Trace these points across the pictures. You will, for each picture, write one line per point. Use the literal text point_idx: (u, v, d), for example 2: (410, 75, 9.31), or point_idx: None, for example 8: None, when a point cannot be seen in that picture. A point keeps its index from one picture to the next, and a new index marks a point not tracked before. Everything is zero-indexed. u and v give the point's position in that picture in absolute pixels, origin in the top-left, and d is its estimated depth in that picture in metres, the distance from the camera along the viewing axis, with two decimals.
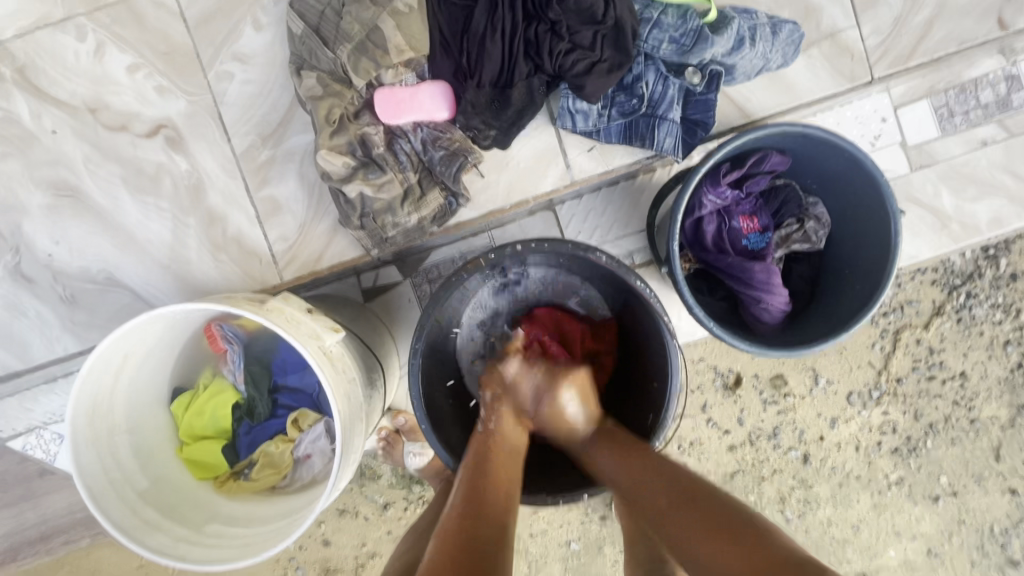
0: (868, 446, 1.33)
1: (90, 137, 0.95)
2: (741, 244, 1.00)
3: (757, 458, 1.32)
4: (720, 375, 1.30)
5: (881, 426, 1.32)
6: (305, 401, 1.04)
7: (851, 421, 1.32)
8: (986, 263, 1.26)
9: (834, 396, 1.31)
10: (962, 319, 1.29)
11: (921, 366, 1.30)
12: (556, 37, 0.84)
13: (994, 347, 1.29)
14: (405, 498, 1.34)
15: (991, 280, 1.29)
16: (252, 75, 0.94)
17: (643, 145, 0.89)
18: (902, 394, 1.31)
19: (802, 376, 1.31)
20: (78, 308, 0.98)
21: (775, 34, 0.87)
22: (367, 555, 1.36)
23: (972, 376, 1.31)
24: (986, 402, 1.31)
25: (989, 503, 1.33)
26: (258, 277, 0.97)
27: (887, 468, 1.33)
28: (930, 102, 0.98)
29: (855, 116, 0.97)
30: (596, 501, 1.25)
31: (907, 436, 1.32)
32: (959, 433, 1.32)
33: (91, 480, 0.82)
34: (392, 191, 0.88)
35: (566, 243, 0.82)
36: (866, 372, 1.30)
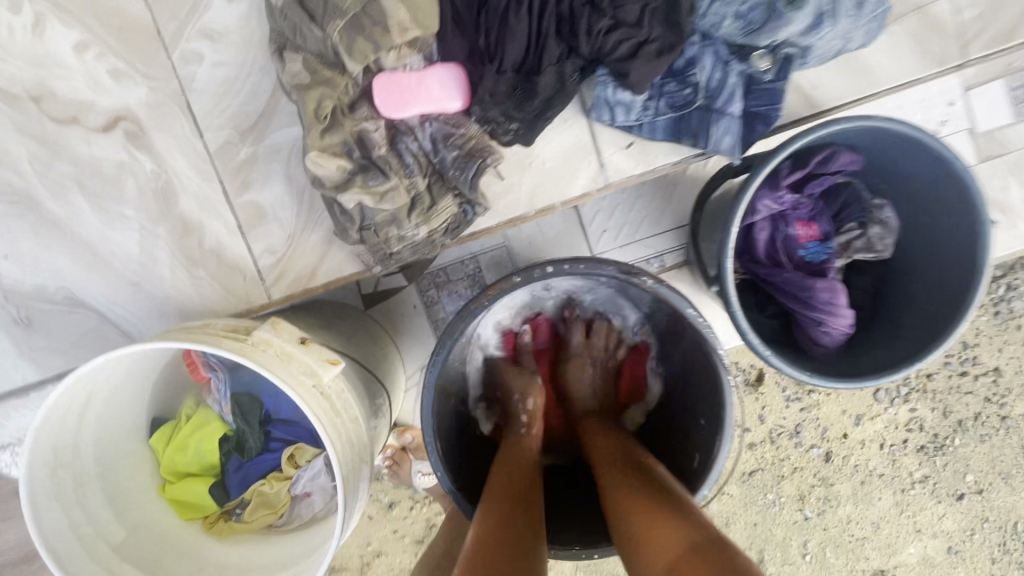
0: (892, 443, 1.24)
1: (34, 132, 0.80)
2: (798, 255, 0.87)
3: (777, 457, 1.24)
4: (740, 372, 1.21)
5: (908, 423, 1.23)
6: (303, 435, 0.90)
7: (876, 418, 1.23)
8: None
9: (861, 390, 1.23)
10: (1000, 312, 1.19)
11: (953, 361, 1.20)
12: (595, 13, 0.69)
13: None
14: (411, 497, 1.26)
15: None
16: (225, 55, 0.79)
17: (695, 144, 0.75)
18: (932, 390, 1.22)
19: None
20: (36, 332, 0.85)
21: (863, 5, 0.71)
22: (373, 553, 1.28)
23: (1006, 371, 1.20)
24: (1021, 398, 1.21)
25: (1015, 501, 1.23)
26: (243, 295, 0.84)
27: (911, 465, 1.24)
28: (1006, 83, 0.83)
29: (921, 98, 0.82)
30: None
31: (934, 434, 1.23)
32: (988, 430, 1.22)
33: (57, 541, 0.72)
34: (396, 201, 0.74)
35: (608, 264, 0.73)
36: None
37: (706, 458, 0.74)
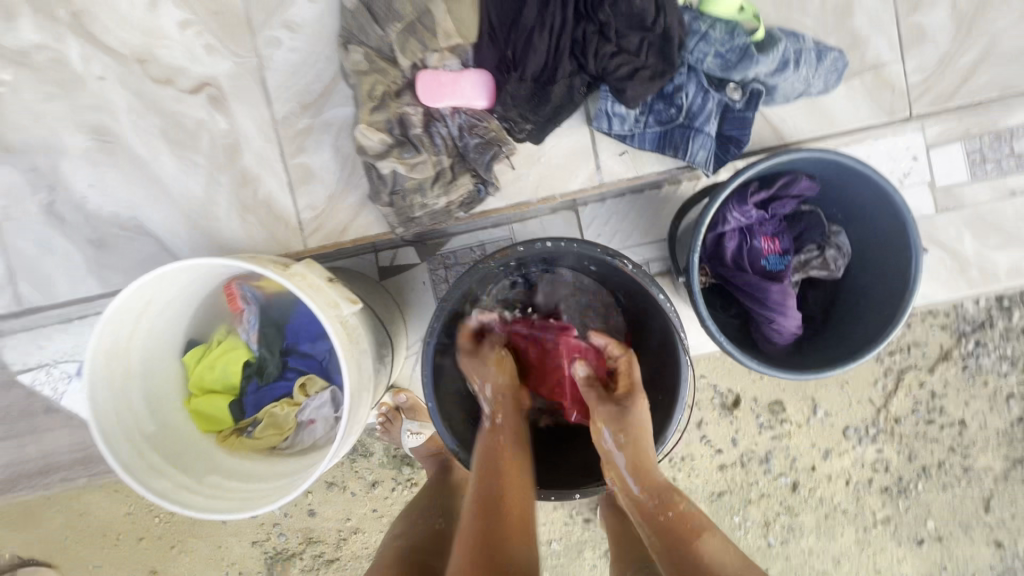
0: (859, 481, 1.37)
1: (135, 87, 0.97)
2: (760, 264, 1.00)
3: (745, 480, 1.36)
4: (719, 394, 1.33)
5: (874, 463, 1.35)
6: (314, 367, 1.06)
7: (845, 455, 1.36)
8: (999, 314, 1.30)
9: (830, 428, 1.35)
10: (968, 367, 1.32)
11: (921, 409, 1.33)
12: (602, 39, 0.85)
13: (997, 399, 1.33)
14: (394, 478, 1.49)
15: (1002, 332, 1.32)
16: (300, 44, 0.96)
17: (676, 155, 0.90)
18: (899, 434, 1.34)
19: (801, 406, 1.34)
20: (106, 253, 1.00)
21: (820, 59, 0.88)
22: (351, 529, 1.52)
23: (971, 425, 1.34)
24: (982, 451, 1.35)
25: (973, 551, 1.37)
26: (283, 240, 0.99)
27: (875, 505, 1.37)
28: (963, 146, 0.98)
29: (888, 151, 0.97)
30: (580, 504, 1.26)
31: (898, 477, 1.36)
32: (950, 479, 1.36)
33: (103, 421, 0.85)
34: (424, 172, 0.89)
35: (595, 246, 0.85)
36: (865, 408, 1.34)
37: (659, 427, 0.88)
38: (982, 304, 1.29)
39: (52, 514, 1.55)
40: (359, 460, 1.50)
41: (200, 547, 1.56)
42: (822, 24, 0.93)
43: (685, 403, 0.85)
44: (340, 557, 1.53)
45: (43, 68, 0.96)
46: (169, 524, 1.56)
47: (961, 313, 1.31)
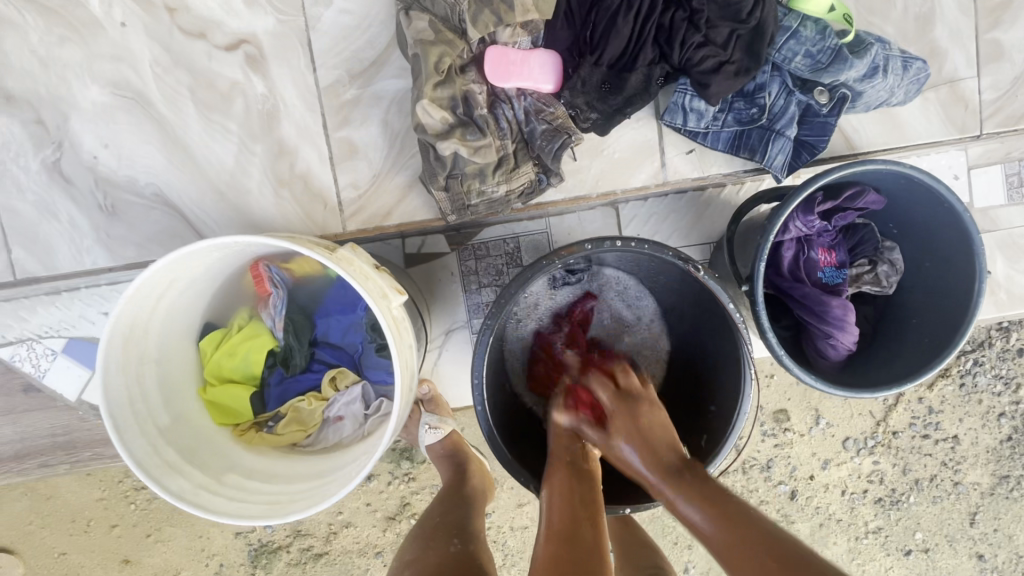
0: (854, 492, 1.38)
1: (162, 39, 0.86)
2: (816, 275, 0.98)
3: (746, 487, 1.37)
4: None
5: (870, 475, 1.37)
6: (345, 360, 0.99)
7: (843, 465, 1.37)
8: (998, 335, 1.32)
9: (831, 438, 1.36)
10: (965, 385, 1.34)
11: (918, 423, 1.35)
12: (691, 28, 0.79)
13: (989, 416, 1.35)
14: (392, 472, 1.42)
15: (999, 352, 1.34)
16: (352, 5, 0.87)
17: (751, 157, 0.86)
18: (896, 447, 1.36)
19: (805, 415, 1.35)
20: (117, 222, 0.90)
21: (906, 68, 0.84)
22: (342, 523, 1.44)
23: (963, 441, 1.36)
24: (971, 467, 1.37)
25: (955, 563, 1.40)
26: (319, 221, 0.91)
27: (868, 516, 1.39)
28: (1004, 168, 0.97)
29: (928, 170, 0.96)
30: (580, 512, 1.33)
31: (892, 489, 1.38)
32: (941, 493, 1.38)
33: (116, 409, 0.76)
34: (487, 157, 0.82)
35: (667, 249, 0.79)
36: (864, 420, 1.36)
37: (716, 441, 0.82)
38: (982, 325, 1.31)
39: (20, 495, 1.43)
40: None
41: (180, 535, 1.46)
42: (903, 32, 0.90)
43: (746, 414, 0.81)
44: (331, 552, 1.45)
45: (57, 9, 0.85)
46: (147, 509, 1.44)
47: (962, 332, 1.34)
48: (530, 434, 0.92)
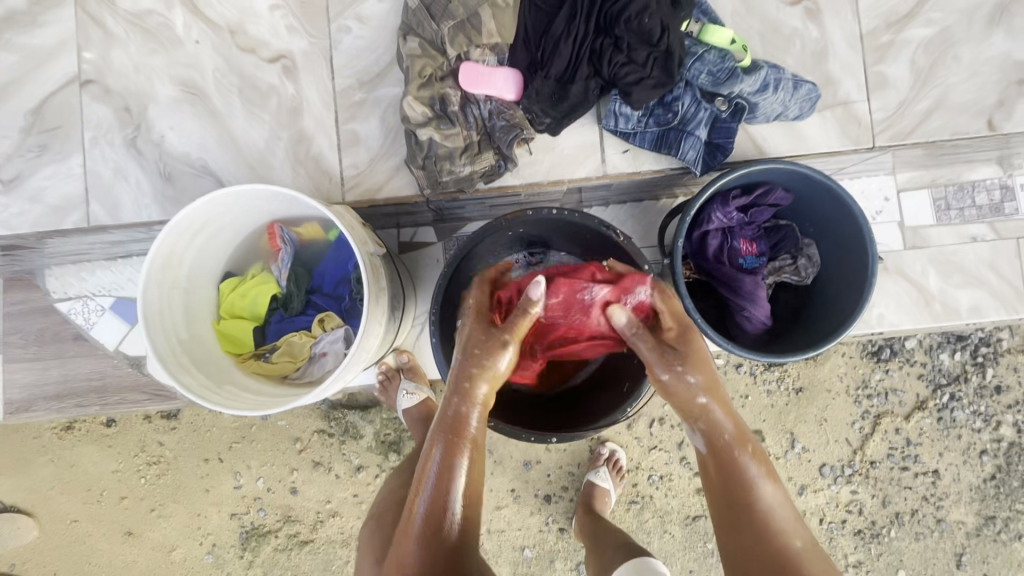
0: (832, 521, 1.52)
1: (223, 52, 1.15)
2: (738, 262, 1.14)
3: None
4: None
5: (848, 503, 1.51)
6: (334, 306, 1.18)
7: (820, 492, 1.51)
8: (973, 369, 1.50)
9: (807, 464, 1.51)
10: (943, 419, 1.51)
11: (896, 455, 1.50)
12: (616, 50, 1.02)
13: (970, 453, 1.51)
14: (379, 465, 1.56)
15: (977, 389, 1.51)
16: (366, 33, 1.15)
17: (670, 153, 1.07)
18: (873, 477, 1.51)
19: (780, 438, 1.51)
20: (171, 185, 1.15)
21: (796, 88, 1.04)
22: (329, 512, 1.58)
23: (944, 476, 1.51)
24: (954, 505, 1.51)
25: None
26: (324, 192, 1.15)
27: (848, 547, 1.52)
28: (929, 196, 1.39)
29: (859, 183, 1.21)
30: (556, 514, 1.57)
31: (872, 521, 1.52)
32: (923, 529, 1.51)
33: (150, 314, 0.96)
34: (455, 142, 1.05)
35: (592, 217, 0.99)
36: (841, 447, 1.51)
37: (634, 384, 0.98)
38: (956, 358, 1.50)
39: (46, 462, 1.63)
40: (349, 442, 1.56)
41: (180, 512, 1.62)
42: (801, 63, 1.11)
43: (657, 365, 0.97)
44: (315, 540, 1.59)
45: (152, 30, 1.16)
46: (154, 484, 1.61)
47: (938, 366, 1.51)
48: None
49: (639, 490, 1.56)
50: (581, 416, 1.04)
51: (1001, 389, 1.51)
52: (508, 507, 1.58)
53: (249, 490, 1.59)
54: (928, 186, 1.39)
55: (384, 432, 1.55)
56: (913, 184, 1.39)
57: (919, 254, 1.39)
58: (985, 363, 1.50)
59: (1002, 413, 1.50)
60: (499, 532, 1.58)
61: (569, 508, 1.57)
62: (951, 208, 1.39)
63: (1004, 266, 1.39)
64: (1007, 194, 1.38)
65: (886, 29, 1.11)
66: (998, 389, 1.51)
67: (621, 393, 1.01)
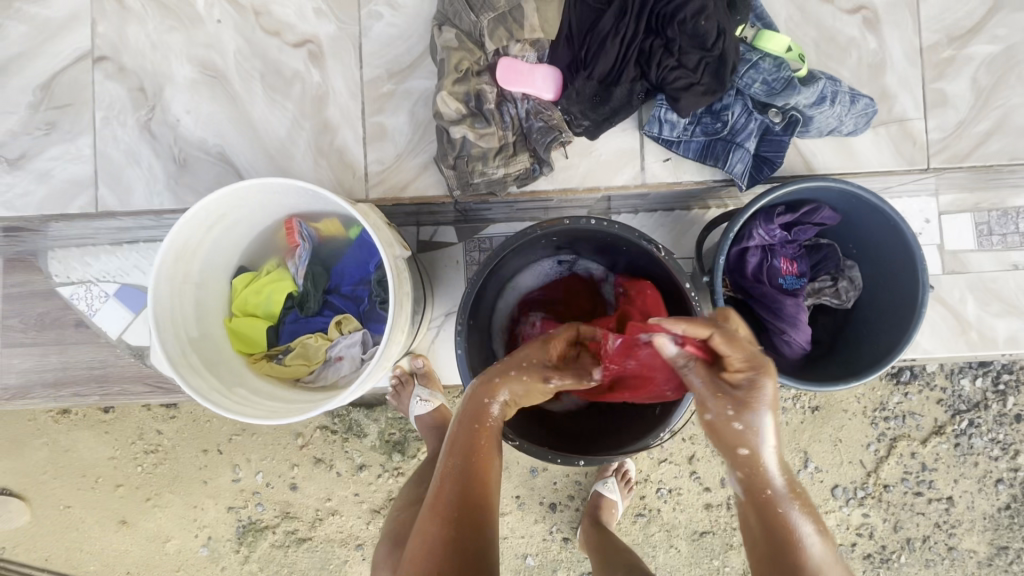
0: (842, 543, 1.47)
1: (246, 33, 1.09)
2: (778, 281, 1.09)
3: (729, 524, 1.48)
4: None
5: (859, 527, 1.46)
6: (351, 308, 1.12)
7: (831, 514, 1.47)
8: (993, 397, 1.45)
9: (819, 484, 1.46)
10: (960, 445, 1.45)
11: (910, 479, 1.45)
12: (666, 53, 0.96)
13: (986, 481, 1.45)
14: (382, 465, 1.51)
15: (995, 416, 1.46)
16: (398, 21, 1.08)
17: (715, 165, 1.02)
18: (886, 501, 1.45)
19: (793, 457, 1.46)
20: (185, 171, 1.09)
21: (853, 102, 0.99)
22: (329, 510, 1.53)
23: (958, 503, 1.46)
24: (967, 533, 1.46)
25: None
26: (347, 187, 1.08)
27: (856, 570, 1.47)
28: (973, 218, 1.33)
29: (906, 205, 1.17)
30: (561, 523, 1.52)
31: (882, 545, 1.47)
32: (933, 556, 1.46)
33: (161, 312, 0.91)
34: (490, 143, 0.99)
35: (633, 230, 0.93)
36: (855, 469, 1.46)
37: (668, 408, 0.94)
38: (978, 384, 1.44)
39: (40, 445, 1.58)
40: (352, 439, 1.51)
41: (176, 503, 1.57)
42: (856, 75, 1.06)
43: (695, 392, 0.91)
44: (314, 538, 1.54)
45: (171, 5, 1.09)
46: (151, 473, 1.56)
47: (958, 392, 1.46)
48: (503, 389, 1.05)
49: (646, 503, 1.48)
50: (610, 437, 1.00)
51: (1021, 418, 1.45)
52: (511, 514, 1.53)
53: (248, 483, 1.54)
54: (971, 210, 1.33)
55: (389, 431, 1.50)
56: (956, 207, 1.33)
57: (957, 279, 1.34)
58: (1006, 391, 1.45)
59: (1021, 442, 1.45)
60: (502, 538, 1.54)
61: (574, 517, 1.52)
62: (993, 233, 1.33)
63: None
64: None
65: (948, 44, 1.06)
66: (1017, 418, 1.45)
67: (654, 416, 0.96)
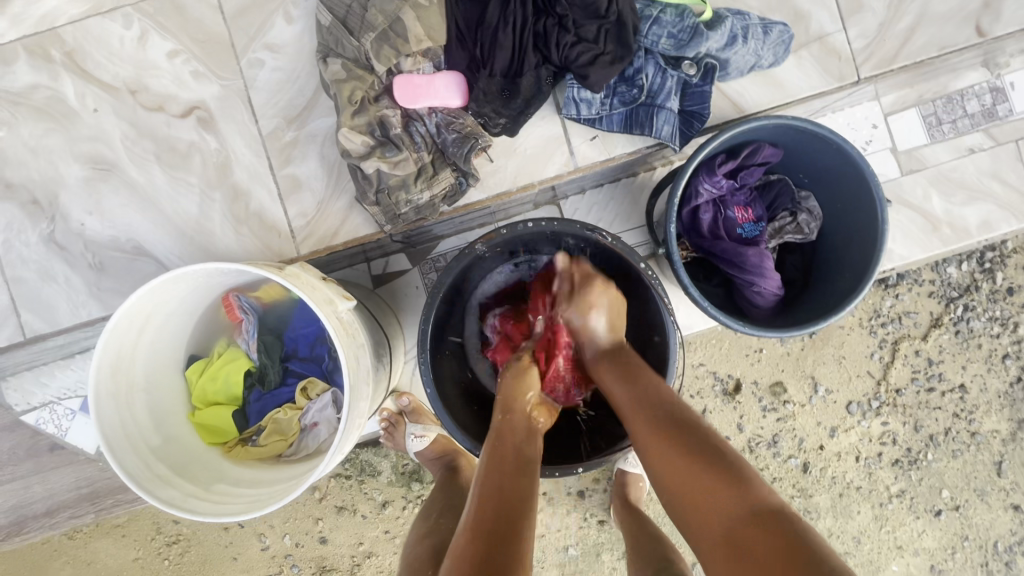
0: (868, 456, 1.40)
1: (128, 116, 1.02)
2: (736, 232, 1.05)
3: (756, 465, 1.40)
4: (719, 381, 1.38)
5: (881, 437, 1.40)
6: (314, 370, 1.09)
7: (851, 431, 1.40)
8: (982, 276, 1.37)
9: (833, 404, 1.39)
10: (960, 331, 1.38)
11: (920, 377, 1.39)
12: (562, 30, 0.92)
13: (993, 359, 1.38)
14: (405, 496, 1.43)
15: (988, 294, 1.38)
16: (282, 63, 1.02)
17: (643, 133, 0.98)
18: (902, 405, 1.39)
19: (802, 385, 1.39)
20: (106, 275, 1.04)
21: (767, 34, 0.99)
22: (364, 553, 1.45)
23: (971, 388, 1.39)
24: (986, 415, 1.39)
25: (992, 519, 1.40)
26: (276, 249, 1.03)
27: (887, 479, 1.41)
28: (918, 111, 1.14)
29: (847, 121, 1.13)
30: (593, 506, 1.40)
31: (908, 448, 1.40)
32: (959, 446, 1.40)
33: (110, 432, 0.86)
34: (407, 169, 0.95)
35: (574, 223, 0.88)
36: (865, 381, 1.39)
37: None
38: (964, 268, 1.36)
39: (62, 564, 1.45)
40: (368, 480, 1.43)
41: None
42: (766, 4, 1.06)
43: (674, 376, 0.89)
44: None
45: (42, 106, 1.02)
46: (179, 563, 1.46)
47: (946, 279, 1.38)
48: (484, 414, 1.01)
49: None
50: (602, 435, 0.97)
51: (1013, 290, 1.38)
52: (542, 510, 1.41)
53: (277, 547, 1.45)
54: (916, 103, 1.14)
55: (402, 462, 1.42)
56: (900, 105, 1.14)
57: (917, 178, 1.16)
58: (993, 268, 1.37)
59: (1020, 313, 1.37)
60: (537, 537, 1.41)
61: (604, 496, 1.40)
62: (943, 121, 1.15)
63: (1008, 172, 1.16)
64: (998, 95, 1.14)
65: None
66: (1011, 290, 1.38)
67: None
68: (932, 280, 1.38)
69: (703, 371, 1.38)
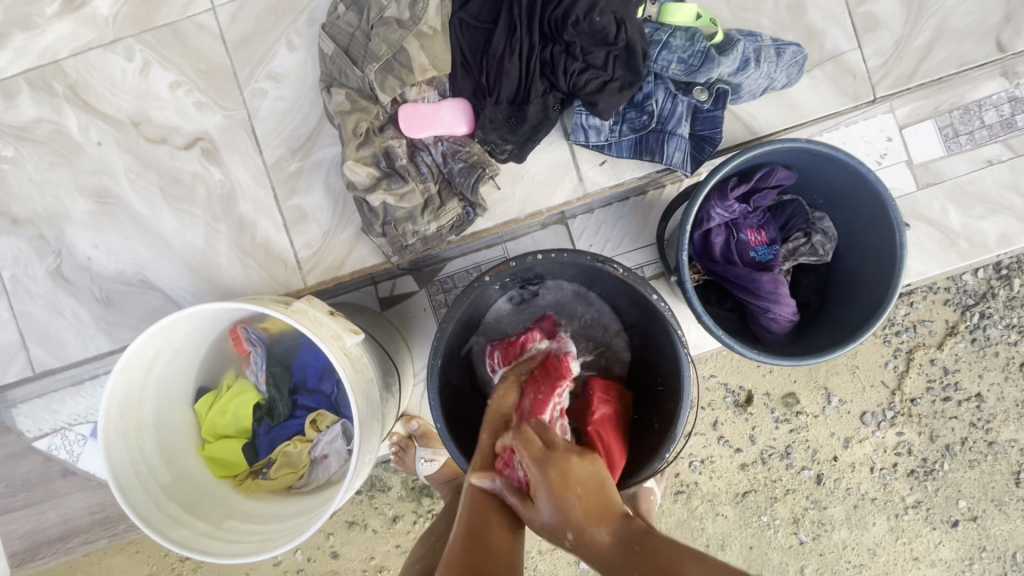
0: (883, 467, 1.38)
1: (132, 148, 1.02)
2: (749, 256, 1.02)
3: (769, 478, 1.38)
4: (731, 393, 1.36)
5: (896, 447, 1.37)
6: (323, 402, 1.09)
7: (865, 442, 1.37)
8: (999, 283, 1.33)
9: (847, 415, 1.37)
10: (976, 339, 1.35)
11: (935, 387, 1.36)
12: (570, 57, 0.90)
13: (1010, 368, 1.35)
14: (415, 511, 1.42)
15: (1006, 301, 1.35)
16: (285, 92, 1.01)
17: (653, 159, 0.96)
18: (917, 415, 1.36)
19: (815, 396, 1.36)
20: (113, 309, 1.04)
21: (780, 55, 0.96)
22: (376, 567, 1.44)
23: (988, 398, 1.36)
24: (1003, 424, 1.37)
25: (1010, 529, 1.38)
26: (283, 280, 1.02)
27: (903, 490, 1.38)
28: (935, 123, 1.11)
29: (862, 135, 1.10)
30: None
31: (923, 458, 1.38)
32: (976, 455, 1.37)
33: (121, 473, 0.86)
34: (413, 201, 0.93)
35: (585, 254, 0.86)
36: (879, 392, 1.36)
37: (670, 423, 0.89)
38: (981, 276, 1.33)
39: None
40: (379, 495, 1.42)
41: None
42: (777, 22, 1.04)
43: (689, 408, 0.87)
44: None
45: (45, 140, 1.02)
46: None
47: (961, 286, 1.35)
48: None
49: (682, 479, 1.38)
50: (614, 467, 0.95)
51: None
52: None
53: (290, 563, 1.45)
54: (932, 115, 1.11)
55: (412, 477, 1.41)
56: (916, 116, 1.11)
57: (934, 191, 1.13)
58: (1010, 274, 1.34)
59: None
60: (550, 551, 1.39)
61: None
62: (960, 133, 1.12)
63: None
64: (1017, 105, 1.11)
65: None
66: None
67: (653, 433, 0.93)
68: (947, 288, 1.36)
69: (714, 384, 1.36)
